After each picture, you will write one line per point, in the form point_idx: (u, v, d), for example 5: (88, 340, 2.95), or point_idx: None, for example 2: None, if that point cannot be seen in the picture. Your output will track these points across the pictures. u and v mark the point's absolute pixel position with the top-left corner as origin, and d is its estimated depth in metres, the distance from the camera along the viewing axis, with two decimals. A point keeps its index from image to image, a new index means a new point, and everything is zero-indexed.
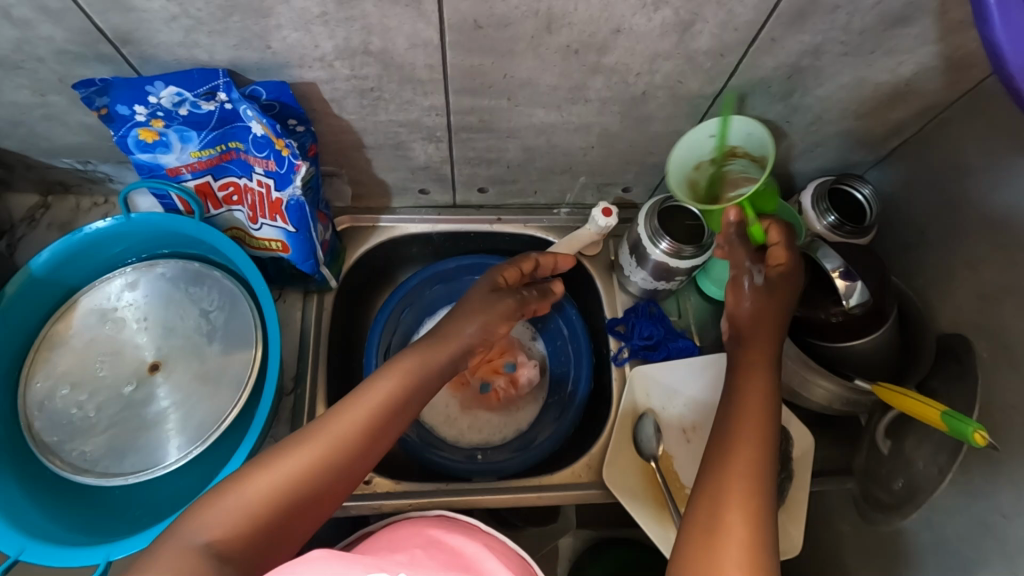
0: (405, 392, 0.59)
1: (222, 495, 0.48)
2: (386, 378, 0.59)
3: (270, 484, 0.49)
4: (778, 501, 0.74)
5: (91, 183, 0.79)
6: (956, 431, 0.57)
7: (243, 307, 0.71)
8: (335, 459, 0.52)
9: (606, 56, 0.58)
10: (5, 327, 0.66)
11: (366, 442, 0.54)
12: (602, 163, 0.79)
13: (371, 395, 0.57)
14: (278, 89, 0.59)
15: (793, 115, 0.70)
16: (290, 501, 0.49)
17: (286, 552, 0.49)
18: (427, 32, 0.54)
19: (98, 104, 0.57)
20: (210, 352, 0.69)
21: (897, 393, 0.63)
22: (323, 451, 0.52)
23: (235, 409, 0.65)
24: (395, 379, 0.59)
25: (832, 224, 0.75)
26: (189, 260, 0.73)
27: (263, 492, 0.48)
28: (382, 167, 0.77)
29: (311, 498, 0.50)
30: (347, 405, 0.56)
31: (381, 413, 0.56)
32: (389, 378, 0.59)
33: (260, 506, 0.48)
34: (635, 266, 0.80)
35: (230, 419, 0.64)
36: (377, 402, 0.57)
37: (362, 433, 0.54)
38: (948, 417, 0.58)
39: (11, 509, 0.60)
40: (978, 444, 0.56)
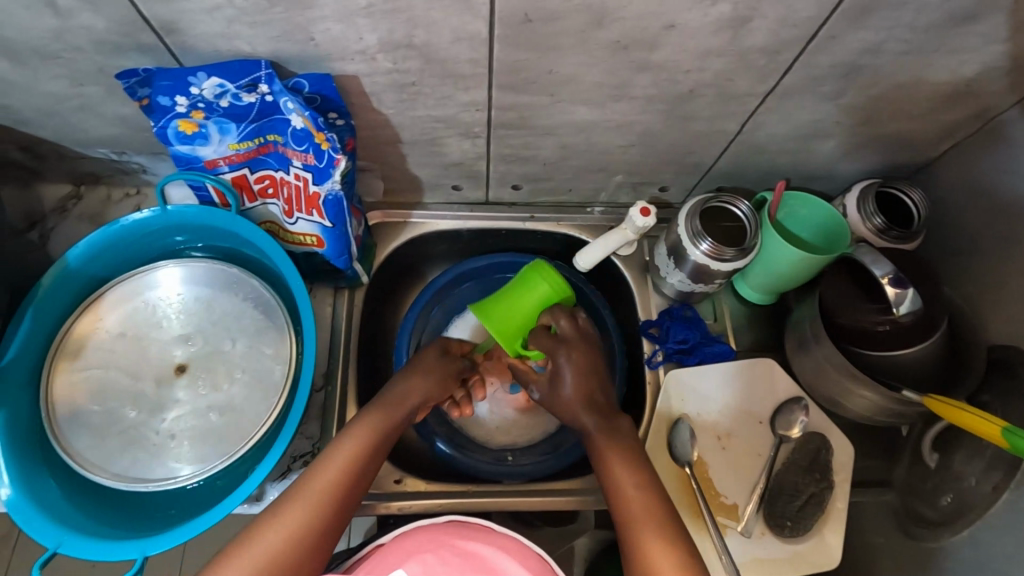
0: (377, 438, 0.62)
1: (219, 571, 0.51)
2: (358, 425, 0.62)
3: (265, 548, 0.53)
4: (816, 512, 0.72)
5: (123, 174, 0.79)
6: (1016, 448, 0.56)
7: (277, 314, 0.70)
8: (318, 515, 0.56)
9: (656, 52, 0.57)
10: (40, 318, 0.66)
11: (347, 494, 0.58)
12: (640, 161, 0.77)
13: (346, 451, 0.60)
14: (320, 82, 0.58)
15: (843, 116, 0.67)
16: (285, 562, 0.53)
17: None
18: (474, 26, 0.53)
19: (139, 94, 0.57)
20: (239, 359, 0.69)
21: (950, 405, 0.61)
22: (313, 510, 0.56)
23: (266, 424, 0.63)
24: (367, 424, 0.62)
25: (878, 227, 0.73)
26: (225, 263, 0.72)
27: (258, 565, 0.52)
28: (416, 162, 0.76)
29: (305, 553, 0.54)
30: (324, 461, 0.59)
31: (356, 463, 0.60)
32: (358, 426, 0.62)
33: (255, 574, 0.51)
34: (673, 267, 0.78)
35: (259, 436, 0.63)
36: (353, 456, 0.60)
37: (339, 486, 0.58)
38: (1009, 433, 0.56)
39: (49, 502, 0.60)
40: None
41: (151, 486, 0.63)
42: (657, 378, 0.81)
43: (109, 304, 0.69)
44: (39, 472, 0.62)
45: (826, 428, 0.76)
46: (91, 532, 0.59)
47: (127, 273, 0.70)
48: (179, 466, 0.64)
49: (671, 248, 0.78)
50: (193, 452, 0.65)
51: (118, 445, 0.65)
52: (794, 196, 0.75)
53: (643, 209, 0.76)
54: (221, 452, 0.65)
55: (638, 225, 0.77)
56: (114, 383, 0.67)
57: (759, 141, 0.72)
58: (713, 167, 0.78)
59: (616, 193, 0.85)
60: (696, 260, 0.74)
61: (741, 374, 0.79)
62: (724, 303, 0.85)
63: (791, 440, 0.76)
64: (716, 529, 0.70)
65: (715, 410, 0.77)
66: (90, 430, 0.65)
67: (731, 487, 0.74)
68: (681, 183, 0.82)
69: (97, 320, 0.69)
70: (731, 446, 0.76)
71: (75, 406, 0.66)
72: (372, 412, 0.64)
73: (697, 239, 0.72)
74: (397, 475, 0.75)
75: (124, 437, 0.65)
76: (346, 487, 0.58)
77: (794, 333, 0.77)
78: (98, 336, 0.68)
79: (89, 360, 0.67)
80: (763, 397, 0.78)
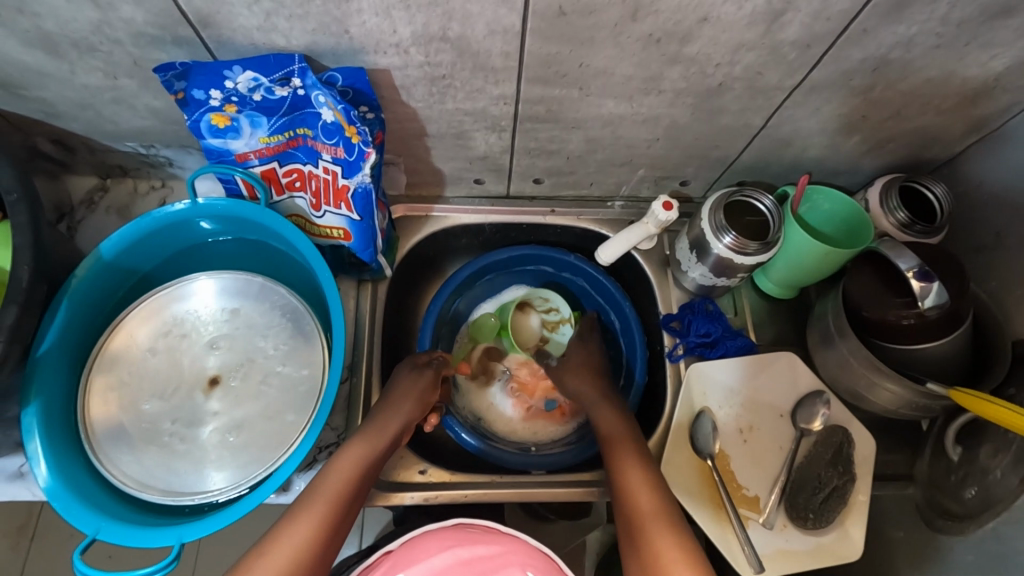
0: (371, 458, 0.64)
1: None
2: (353, 446, 0.64)
3: (274, 564, 0.54)
4: (838, 505, 0.73)
5: (150, 167, 0.79)
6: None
7: (306, 319, 0.71)
8: (321, 534, 0.56)
9: (688, 46, 0.57)
10: (76, 312, 0.66)
11: (352, 500, 0.60)
12: (663, 156, 0.77)
13: (348, 461, 0.62)
14: (354, 75, 0.58)
15: (870, 110, 0.68)
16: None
17: None
18: (509, 18, 0.53)
19: (176, 87, 0.57)
20: (272, 365, 0.70)
21: (979, 398, 0.62)
22: (323, 516, 0.57)
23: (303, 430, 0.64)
24: (362, 445, 0.64)
25: (902, 222, 0.73)
26: (251, 274, 0.73)
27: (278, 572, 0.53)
28: (441, 156, 0.77)
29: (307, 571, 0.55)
30: (321, 480, 0.60)
31: (353, 482, 0.61)
32: (355, 446, 0.64)
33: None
34: (694, 261, 0.79)
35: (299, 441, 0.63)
36: (356, 465, 0.62)
37: (340, 504, 0.59)
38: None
39: (86, 493, 0.61)
40: None
41: (197, 499, 0.63)
42: (678, 371, 0.82)
43: (140, 318, 0.70)
44: (78, 470, 0.63)
45: (847, 421, 0.76)
46: (128, 521, 0.60)
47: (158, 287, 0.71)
48: (218, 470, 0.65)
49: (693, 242, 0.78)
50: (231, 456, 0.66)
51: (157, 454, 0.66)
52: (817, 190, 0.75)
53: (666, 203, 0.76)
54: (260, 456, 0.65)
55: (661, 219, 0.76)
56: (150, 396, 0.68)
57: (784, 135, 0.72)
58: (736, 162, 0.78)
59: (637, 187, 0.85)
60: (719, 254, 0.74)
61: (763, 367, 0.79)
62: (744, 297, 0.86)
63: (812, 433, 0.76)
64: (739, 521, 0.71)
65: (736, 403, 0.77)
66: (129, 437, 0.66)
67: (752, 480, 0.74)
68: (703, 178, 0.82)
69: (130, 335, 0.69)
70: (752, 439, 0.76)
71: (112, 414, 0.66)
72: (371, 427, 0.66)
73: (721, 233, 0.73)
74: (421, 466, 0.75)
75: (163, 445, 0.66)
76: (347, 506, 0.59)
77: (819, 327, 0.78)
78: (131, 350, 0.69)
79: (125, 372, 0.68)
80: (785, 391, 0.78)
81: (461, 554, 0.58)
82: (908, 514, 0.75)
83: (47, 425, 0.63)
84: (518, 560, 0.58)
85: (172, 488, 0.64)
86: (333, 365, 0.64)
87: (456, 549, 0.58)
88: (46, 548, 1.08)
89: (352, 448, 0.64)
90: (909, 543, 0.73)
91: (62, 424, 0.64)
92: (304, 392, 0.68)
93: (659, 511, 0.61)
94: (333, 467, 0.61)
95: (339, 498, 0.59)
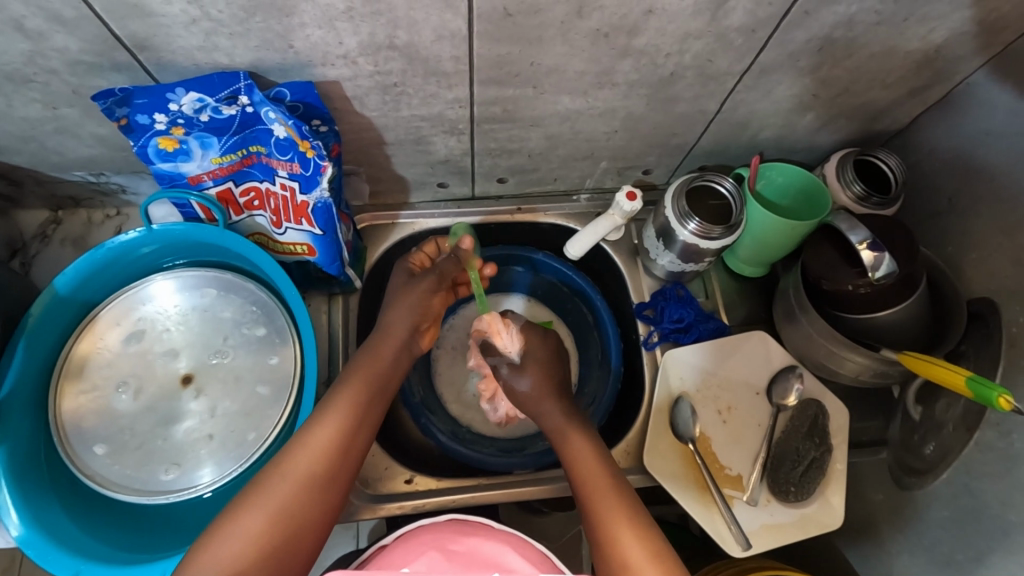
0: (376, 379, 0.63)
1: (266, 486, 0.55)
2: (352, 381, 0.62)
3: (294, 473, 0.56)
4: (819, 474, 0.74)
5: (102, 196, 0.78)
6: (982, 397, 0.59)
7: (279, 315, 0.69)
8: (333, 446, 0.58)
9: (636, 38, 0.57)
10: (33, 349, 0.64)
11: (366, 406, 0.61)
12: (624, 146, 0.78)
13: (359, 377, 0.63)
14: (303, 89, 0.57)
15: (821, 88, 0.69)
16: (291, 524, 0.54)
17: (328, 510, 0.56)
18: (455, 23, 0.53)
19: (118, 114, 0.56)
20: (246, 365, 0.68)
21: (923, 359, 0.64)
22: (338, 426, 0.59)
23: (280, 425, 0.64)
24: (359, 379, 0.63)
25: (858, 195, 0.74)
26: (219, 270, 0.71)
27: (295, 483, 0.55)
28: (402, 162, 0.76)
29: (310, 516, 0.55)
30: (332, 400, 0.61)
31: (354, 415, 0.60)
32: (356, 376, 0.63)
33: (264, 535, 0.52)
34: (662, 249, 0.80)
35: (274, 437, 0.64)
36: (366, 384, 0.63)
37: (344, 436, 0.59)
38: (974, 383, 0.59)
39: (63, 536, 0.60)
40: (1003, 408, 0.58)
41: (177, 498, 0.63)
42: (655, 358, 0.83)
43: (103, 335, 0.68)
44: (48, 503, 0.62)
45: (820, 393, 0.78)
46: (109, 558, 0.60)
47: (119, 291, 0.69)
48: (195, 473, 0.64)
49: (660, 231, 0.79)
50: (207, 459, 0.65)
51: (130, 461, 0.64)
52: (769, 166, 0.77)
53: (630, 193, 0.77)
54: (237, 454, 0.64)
55: (626, 209, 0.78)
56: (115, 427, 0.66)
57: (740, 118, 0.74)
58: (696, 147, 0.79)
59: (601, 179, 0.85)
60: (685, 240, 0.75)
61: (735, 349, 0.80)
62: (713, 278, 0.87)
63: (788, 408, 0.78)
64: (725, 501, 0.72)
65: (711, 384, 0.79)
66: (101, 448, 0.65)
67: (734, 459, 0.76)
68: (665, 165, 0.83)
69: (96, 340, 0.68)
70: (731, 419, 0.78)
71: (84, 438, 0.65)
72: (372, 346, 0.66)
73: (685, 220, 0.74)
74: (407, 475, 0.76)
75: (140, 449, 0.65)
76: (348, 439, 0.59)
77: (782, 303, 0.80)
78: (100, 368, 0.67)
79: (86, 406, 0.66)
80: (758, 369, 0.80)
81: (459, 547, 0.56)
82: (884, 477, 0.77)
83: (14, 468, 0.61)
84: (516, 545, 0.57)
85: (155, 500, 0.63)
86: (308, 375, 0.64)
87: (455, 542, 0.56)
88: None
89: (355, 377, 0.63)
90: (888, 505, 0.76)
91: (32, 471, 0.62)
92: (277, 390, 0.67)
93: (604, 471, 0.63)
94: (335, 402, 0.60)
95: (338, 438, 0.58)
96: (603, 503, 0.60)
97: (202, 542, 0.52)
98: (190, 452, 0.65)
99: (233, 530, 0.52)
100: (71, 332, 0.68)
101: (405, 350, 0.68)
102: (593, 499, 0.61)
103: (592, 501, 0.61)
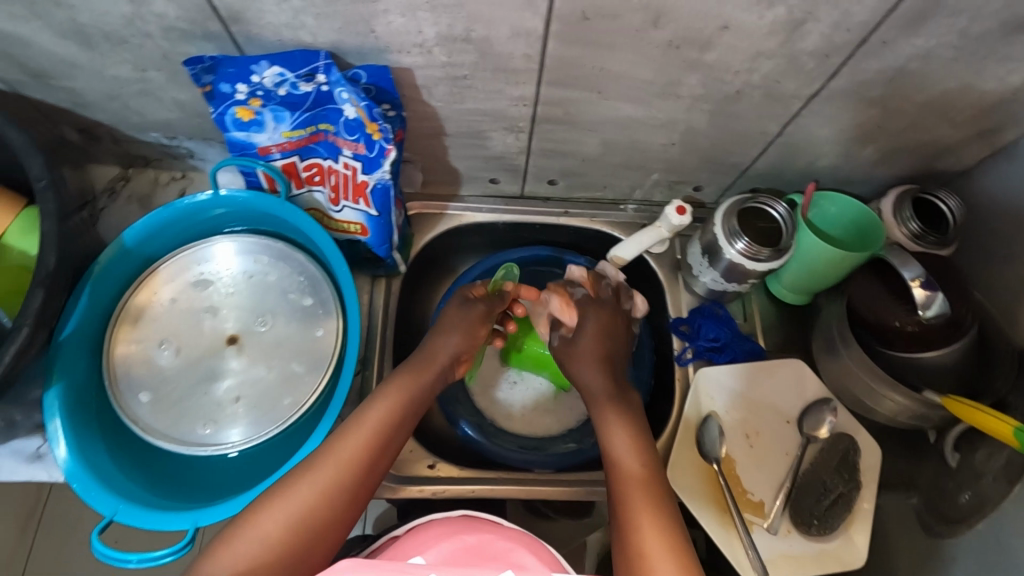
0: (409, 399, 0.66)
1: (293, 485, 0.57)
2: (386, 398, 0.65)
3: (320, 479, 0.58)
4: (845, 510, 0.73)
5: (172, 158, 0.81)
6: None
7: (325, 288, 0.71)
8: (359, 458, 0.60)
9: (707, 53, 0.58)
10: (96, 295, 0.67)
11: (397, 424, 0.64)
12: (678, 160, 0.78)
13: (393, 394, 0.66)
14: (378, 73, 0.60)
15: (887, 120, 0.68)
16: (304, 534, 0.55)
17: (348, 516, 0.58)
18: (532, 22, 0.54)
19: (203, 80, 0.59)
20: (290, 332, 0.70)
21: (967, 405, 0.63)
22: (365, 439, 0.61)
23: (316, 394, 0.66)
24: (391, 401, 0.65)
25: (913, 232, 0.73)
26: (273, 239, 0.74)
27: (319, 488, 0.57)
28: (458, 155, 0.78)
29: (326, 525, 0.57)
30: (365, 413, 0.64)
31: (385, 430, 0.63)
32: (389, 398, 0.65)
33: (282, 543, 0.54)
34: (706, 266, 0.80)
35: (309, 404, 0.65)
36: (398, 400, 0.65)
37: (373, 450, 0.61)
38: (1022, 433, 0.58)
39: (106, 476, 0.62)
40: None
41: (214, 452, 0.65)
42: (687, 374, 0.82)
43: (161, 290, 0.71)
44: (94, 443, 0.64)
45: (853, 429, 0.77)
46: (146, 502, 0.62)
47: (181, 249, 0.72)
48: (231, 431, 0.66)
49: (705, 247, 0.79)
50: (244, 419, 0.67)
51: (172, 412, 0.67)
52: (824, 196, 0.76)
53: (679, 208, 0.77)
54: (273, 417, 0.66)
55: (674, 223, 0.78)
56: (162, 379, 0.68)
57: (799, 143, 0.73)
58: (750, 168, 0.79)
59: (650, 191, 0.86)
60: (730, 259, 0.75)
61: (770, 375, 0.80)
62: (753, 301, 0.86)
63: (818, 439, 0.77)
64: (745, 526, 0.71)
65: (742, 407, 0.78)
66: (147, 396, 0.67)
67: (757, 484, 0.75)
68: (717, 183, 0.83)
69: (154, 292, 0.71)
70: (758, 444, 0.77)
71: (133, 386, 0.67)
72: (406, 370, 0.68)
73: (733, 238, 0.73)
74: (430, 460, 0.77)
75: (183, 402, 0.67)
76: (375, 452, 0.61)
77: (823, 334, 0.79)
78: (155, 321, 0.70)
79: (137, 356, 0.69)
80: (791, 398, 0.79)
81: (469, 541, 0.57)
82: (910, 522, 0.75)
83: (69, 405, 0.63)
84: (526, 544, 0.57)
85: (194, 452, 0.65)
86: (348, 349, 0.66)
87: (465, 537, 0.58)
88: (47, 533, 1.10)
89: (388, 398, 0.65)
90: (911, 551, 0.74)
91: (83, 410, 0.65)
92: (318, 359, 0.69)
93: (648, 477, 0.63)
94: (363, 422, 0.62)
95: (357, 461, 0.60)
96: (638, 513, 0.60)
97: (226, 535, 0.55)
98: (229, 411, 0.67)
99: (252, 530, 0.54)
100: (130, 283, 0.71)
101: (438, 382, 0.70)
102: (632, 508, 0.60)
103: (631, 514, 0.60)
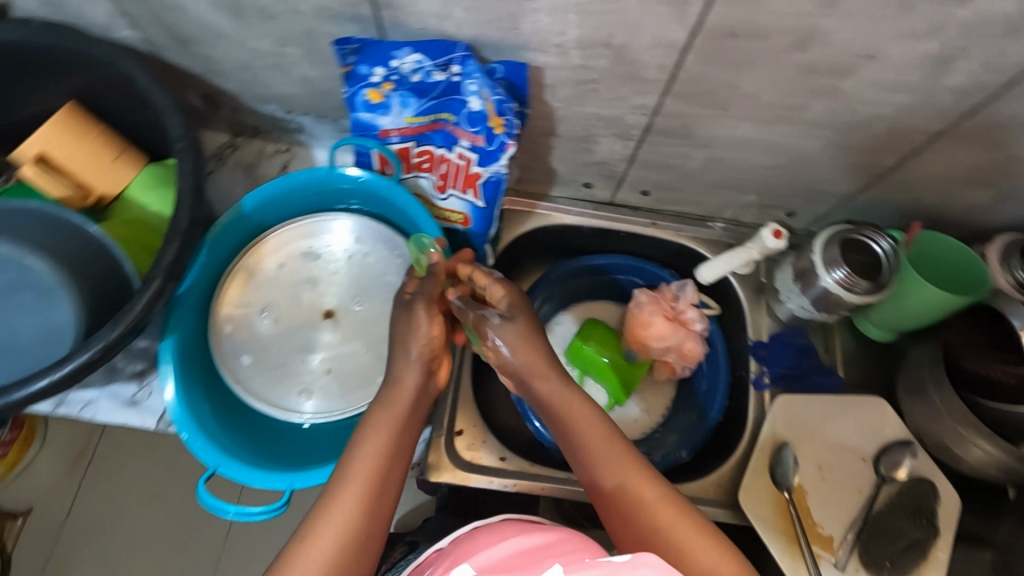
0: (397, 418, 0.56)
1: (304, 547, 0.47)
2: (377, 424, 0.55)
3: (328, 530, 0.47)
4: (919, 554, 0.71)
5: (281, 131, 0.84)
6: None
7: None
8: (365, 494, 0.50)
9: (844, 80, 0.58)
10: (211, 256, 0.70)
11: (393, 445, 0.54)
12: (781, 183, 0.77)
13: (385, 411, 0.56)
14: (515, 69, 0.61)
15: (1011, 166, 0.66)
16: None
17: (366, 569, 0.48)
18: (677, 33, 0.54)
19: (347, 61, 0.62)
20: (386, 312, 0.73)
21: None
22: (368, 474, 0.51)
23: None
24: (385, 425, 0.55)
25: (1021, 281, 0.71)
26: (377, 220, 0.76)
27: (330, 540, 0.47)
28: (560, 156, 0.78)
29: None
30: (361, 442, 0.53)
31: (385, 459, 0.53)
32: (378, 420, 0.55)
33: None
34: (796, 292, 0.79)
35: None
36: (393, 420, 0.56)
37: (376, 481, 0.51)
38: None
39: (207, 428, 0.65)
40: None
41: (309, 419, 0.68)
42: (762, 399, 0.82)
43: (268, 258, 0.73)
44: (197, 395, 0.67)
45: (932, 474, 0.75)
46: (242, 458, 0.65)
47: (291, 220, 0.75)
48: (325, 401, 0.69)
49: (798, 273, 0.78)
50: (338, 391, 0.69)
51: (270, 376, 0.69)
52: (929, 236, 0.76)
53: (775, 231, 0.76)
54: (366, 393, 0.69)
55: (769, 246, 0.77)
56: (263, 343, 0.71)
57: (911, 180, 0.72)
58: (853, 199, 0.78)
59: (743, 211, 0.86)
60: (825, 287, 0.74)
61: (850, 409, 0.78)
62: (836, 338, 0.86)
63: (895, 481, 0.75)
64: (813, 559, 0.70)
65: (819, 440, 0.77)
66: (248, 358, 0.70)
67: (828, 519, 0.73)
68: (814, 211, 0.82)
69: (261, 258, 0.73)
70: (831, 478, 0.75)
71: (235, 346, 0.70)
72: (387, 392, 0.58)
73: (831, 267, 0.73)
74: (501, 452, 0.75)
75: (281, 368, 0.70)
76: (382, 483, 0.51)
77: (909, 376, 0.77)
78: (260, 286, 0.73)
79: (240, 318, 0.71)
80: (871, 435, 0.77)
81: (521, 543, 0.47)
82: None
83: (179, 356, 0.66)
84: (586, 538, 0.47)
85: (289, 416, 0.68)
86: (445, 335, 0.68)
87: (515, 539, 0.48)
88: (101, 476, 1.15)
89: (378, 422, 0.55)
90: None
91: (190, 364, 0.68)
92: None
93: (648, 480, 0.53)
94: (360, 454, 0.52)
95: (382, 468, 0.52)
96: (662, 521, 0.50)
97: None
98: (324, 381, 0.70)
99: None
100: (240, 248, 0.74)
101: (421, 401, 0.59)
102: (649, 521, 0.50)
103: (654, 522, 0.50)
